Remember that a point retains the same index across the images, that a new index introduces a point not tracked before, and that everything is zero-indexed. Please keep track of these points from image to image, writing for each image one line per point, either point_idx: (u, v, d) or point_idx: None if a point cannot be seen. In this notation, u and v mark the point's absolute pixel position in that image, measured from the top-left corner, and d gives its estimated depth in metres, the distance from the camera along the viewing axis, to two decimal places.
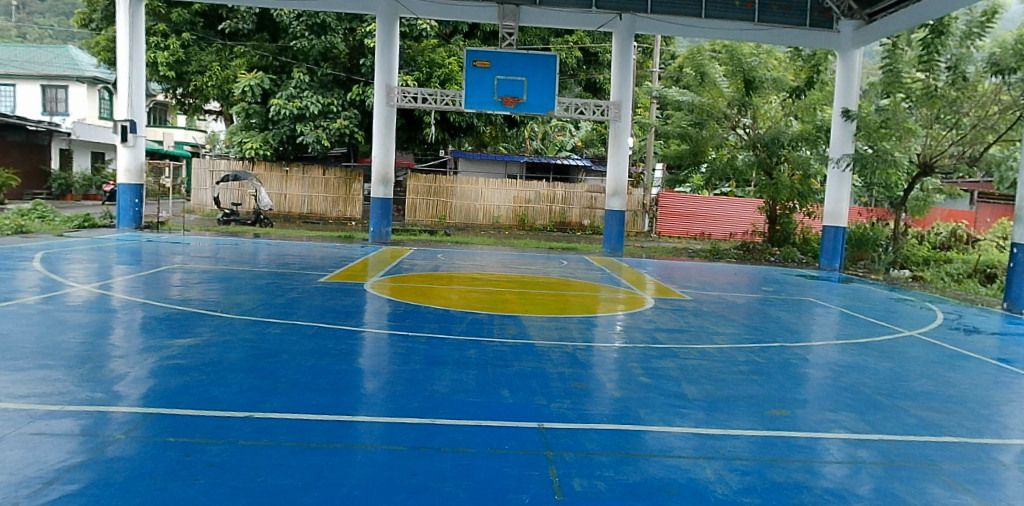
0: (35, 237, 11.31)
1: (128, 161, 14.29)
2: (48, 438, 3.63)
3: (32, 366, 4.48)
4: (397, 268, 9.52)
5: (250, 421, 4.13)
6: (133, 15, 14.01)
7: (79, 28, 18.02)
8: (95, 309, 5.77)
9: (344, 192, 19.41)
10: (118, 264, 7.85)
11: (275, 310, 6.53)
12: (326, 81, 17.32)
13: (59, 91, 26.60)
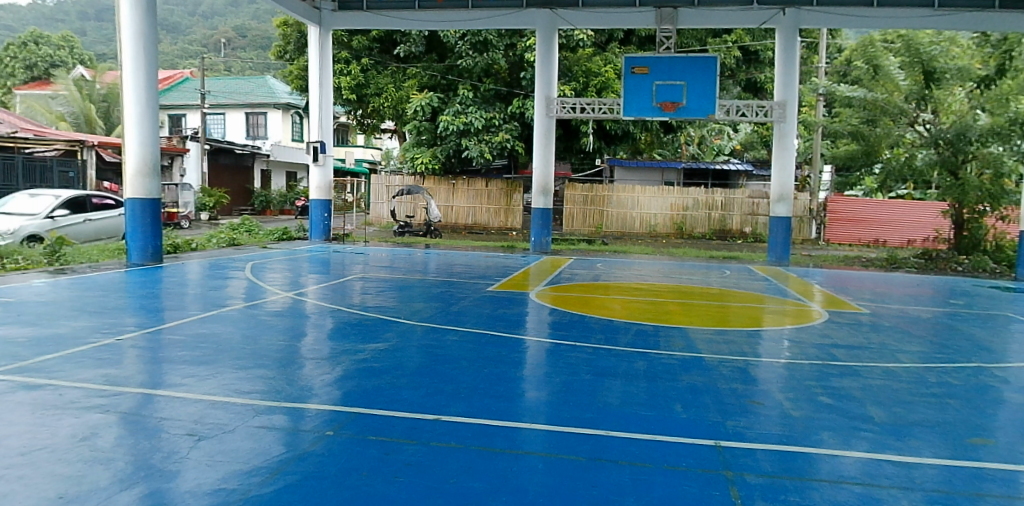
0: (245, 249, 12.72)
1: (319, 179, 15.61)
2: (269, 431, 4.01)
3: (251, 365, 4.98)
4: (558, 278, 9.58)
5: (438, 424, 4.32)
6: (321, 46, 15.31)
7: (275, 60, 19.93)
8: (296, 314, 6.33)
9: (505, 203, 19.90)
10: (312, 273, 8.58)
11: (449, 317, 6.80)
12: (488, 96, 17.92)
13: (260, 117, 29.67)
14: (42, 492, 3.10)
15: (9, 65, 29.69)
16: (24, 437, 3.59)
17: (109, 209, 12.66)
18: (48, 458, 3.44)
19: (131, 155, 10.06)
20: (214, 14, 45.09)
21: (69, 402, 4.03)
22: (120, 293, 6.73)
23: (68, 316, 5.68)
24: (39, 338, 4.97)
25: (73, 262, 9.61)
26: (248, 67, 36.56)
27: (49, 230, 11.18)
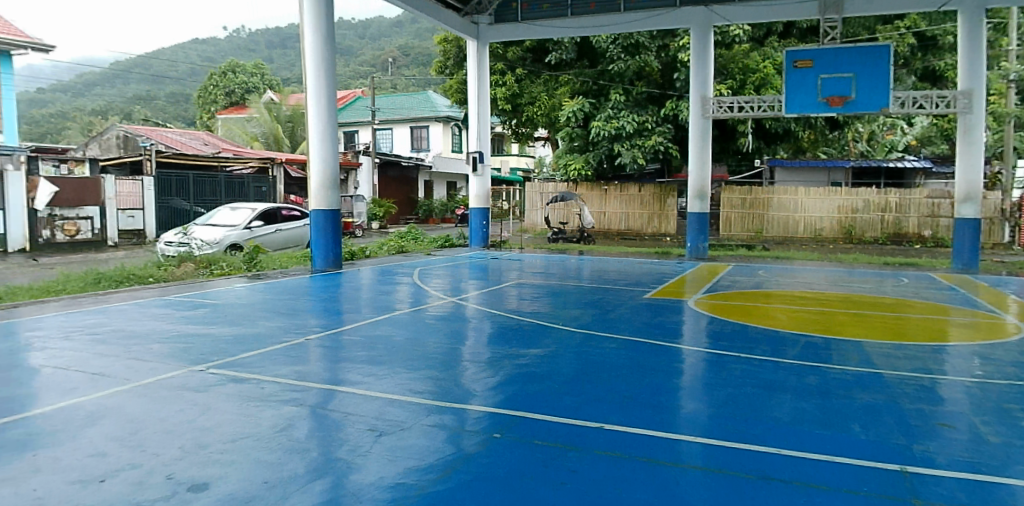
0: (414, 256, 13.45)
1: (477, 188, 16.10)
2: (441, 431, 4.13)
3: (422, 366, 5.19)
4: (715, 286, 9.18)
5: (599, 433, 4.24)
6: (479, 59, 15.90)
7: (436, 75, 20.67)
8: (459, 319, 6.56)
9: (659, 207, 19.12)
10: (472, 279, 8.83)
11: (606, 324, 6.75)
12: (640, 99, 17.40)
13: (423, 130, 31.53)
14: (251, 477, 3.37)
15: (212, 93, 33.90)
16: (234, 424, 3.92)
17: (295, 220, 13.80)
18: (253, 445, 3.73)
19: (317, 170, 10.71)
20: (381, 35, 48.71)
21: (269, 395, 4.38)
22: (305, 297, 7.31)
23: (264, 316, 6.25)
24: (243, 336, 5.50)
25: (265, 268, 10.46)
26: (411, 83, 38.99)
27: (247, 240, 12.38)
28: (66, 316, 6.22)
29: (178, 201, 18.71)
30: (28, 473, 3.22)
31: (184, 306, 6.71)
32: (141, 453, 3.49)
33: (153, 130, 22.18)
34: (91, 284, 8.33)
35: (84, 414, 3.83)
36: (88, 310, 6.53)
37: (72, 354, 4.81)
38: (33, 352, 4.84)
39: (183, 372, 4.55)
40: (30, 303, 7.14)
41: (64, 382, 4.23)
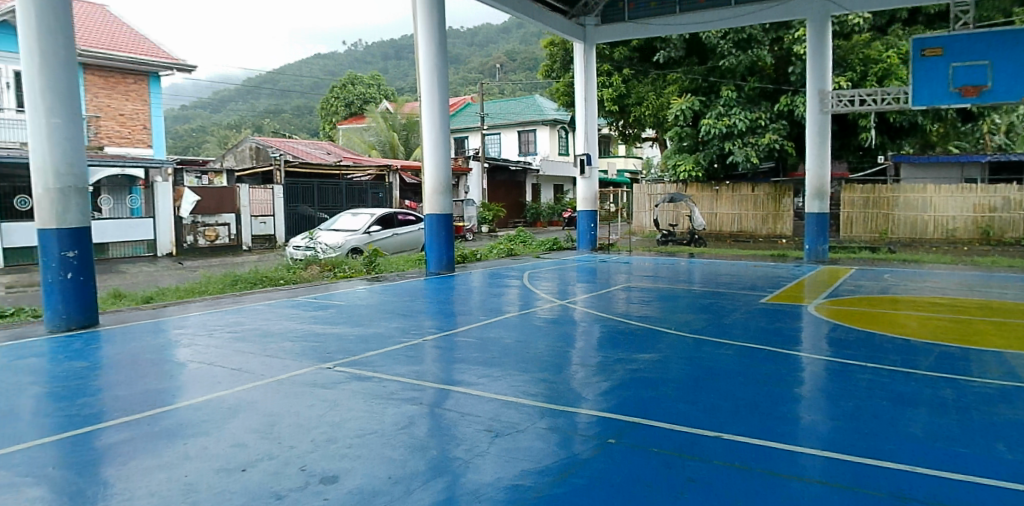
0: (523, 259, 13.54)
1: (585, 191, 15.89)
2: (555, 435, 4.11)
3: (535, 369, 5.21)
4: (836, 290, 8.67)
5: (717, 442, 4.07)
6: (586, 62, 15.71)
7: (543, 78, 20.87)
8: (568, 321, 6.56)
9: (774, 208, 18.23)
10: (579, 282, 8.78)
11: (720, 330, 6.53)
12: (753, 95, 16.64)
13: (531, 133, 31.97)
14: (376, 472, 3.48)
15: (333, 105, 35.48)
16: (360, 420, 4.07)
17: (410, 224, 14.37)
18: (377, 441, 3.85)
19: (430, 174, 10.84)
20: (488, 43, 49.91)
21: (391, 393, 4.52)
22: (421, 298, 7.56)
23: (383, 317, 6.51)
24: (365, 336, 5.75)
25: (384, 271, 10.87)
26: (518, 88, 39.67)
27: (366, 244, 12.96)
28: (208, 315, 6.76)
29: (304, 207, 20.15)
30: (179, 459, 3.46)
31: (309, 307, 7.12)
32: (278, 445, 3.68)
33: (281, 141, 23.71)
34: (229, 286, 9.04)
35: (227, 405, 4.09)
36: (228, 310, 7.09)
37: (216, 350, 5.20)
38: (183, 348, 5.28)
39: (312, 370, 4.80)
40: (177, 303, 7.82)
41: (209, 376, 4.57)
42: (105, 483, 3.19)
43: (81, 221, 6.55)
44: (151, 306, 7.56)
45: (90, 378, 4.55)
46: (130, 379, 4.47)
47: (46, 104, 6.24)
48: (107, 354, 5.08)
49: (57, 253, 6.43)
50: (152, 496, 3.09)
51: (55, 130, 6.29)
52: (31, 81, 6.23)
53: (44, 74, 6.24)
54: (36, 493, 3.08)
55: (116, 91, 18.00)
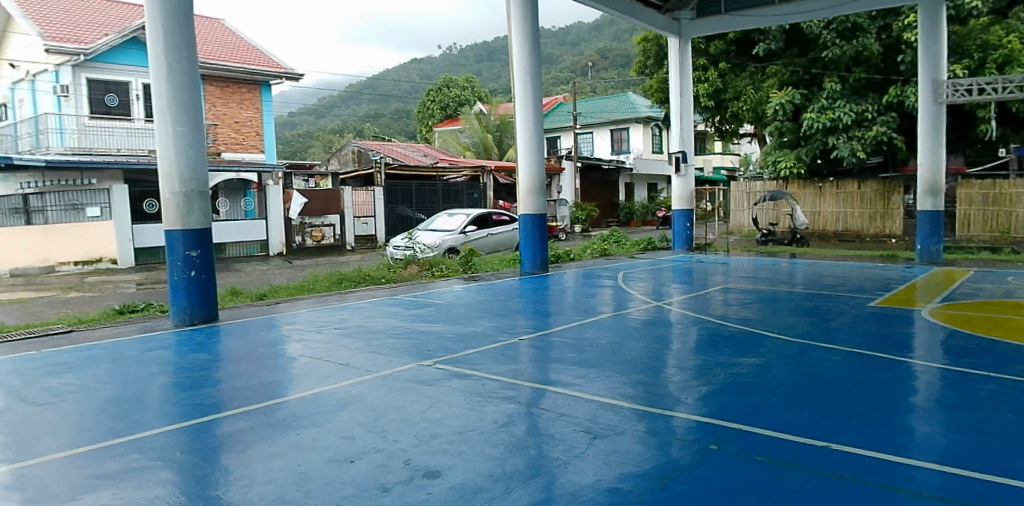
0: (616, 259, 13.35)
1: (679, 189, 15.54)
2: (654, 439, 3.98)
3: (632, 371, 5.10)
4: (955, 294, 8.05)
5: (827, 453, 3.79)
6: (681, 57, 15.18)
7: (636, 75, 20.66)
8: (665, 323, 6.42)
9: (883, 206, 17.03)
10: (675, 283, 8.58)
11: (826, 335, 6.19)
12: (858, 86, 15.79)
13: (623, 132, 31.75)
14: (477, 469, 3.50)
15: (430, 108, 36.58)
16: (460, 417, 4.10)
17: (505, 224, 14.55)
18: (478, 438, 3.87)
19: (523, 174, 10.89)
20: (580, 41, 49.93)
21: (490, 392, 4.55)
22: (516, 298, 7.62)
23: (480, 316, 6.61)
24: (462, 335, 5.83)
25: (479, 270, 11.05)
26: (611, 87, 39.46)
27: (462, 244, 13.20)
28: (315, 312, 7.09)
29: (403, 208, 20.73)
30: (293, 448, 3.60)
31: (409, 305, 7.34)
32: (383, 438, 3.76)
33: (381, 144, 24.61)
34: (335, 284, 9.43)
35: (335, 399, 4.24)
36: (333, 307, 7.42)
37: (324, 345, 5.43)
38: (296, 342, 5.55)
39: (413, 366, 4.90)
40: (287, 300, 8.26)
41: (318, 370, 4.75)
42: (226, 469, 3.37)
43: (203, 222, 7.01)
44: (264, 303, 8.02)
45: (212, 370, 4.84)
46: (246, 372, 4.72)
47: (171, 113, 6.71)
48: (225, 348, 5.40)
49: (181, 252, 6.91)
50: (268, 484, 3.23)
51: (180, 138, 6.76)
52: (160, 92, 6.71)
53: (170, 85, 6.70)
54: (165, 475, 3.29)
55: (232, 100, 19.30)
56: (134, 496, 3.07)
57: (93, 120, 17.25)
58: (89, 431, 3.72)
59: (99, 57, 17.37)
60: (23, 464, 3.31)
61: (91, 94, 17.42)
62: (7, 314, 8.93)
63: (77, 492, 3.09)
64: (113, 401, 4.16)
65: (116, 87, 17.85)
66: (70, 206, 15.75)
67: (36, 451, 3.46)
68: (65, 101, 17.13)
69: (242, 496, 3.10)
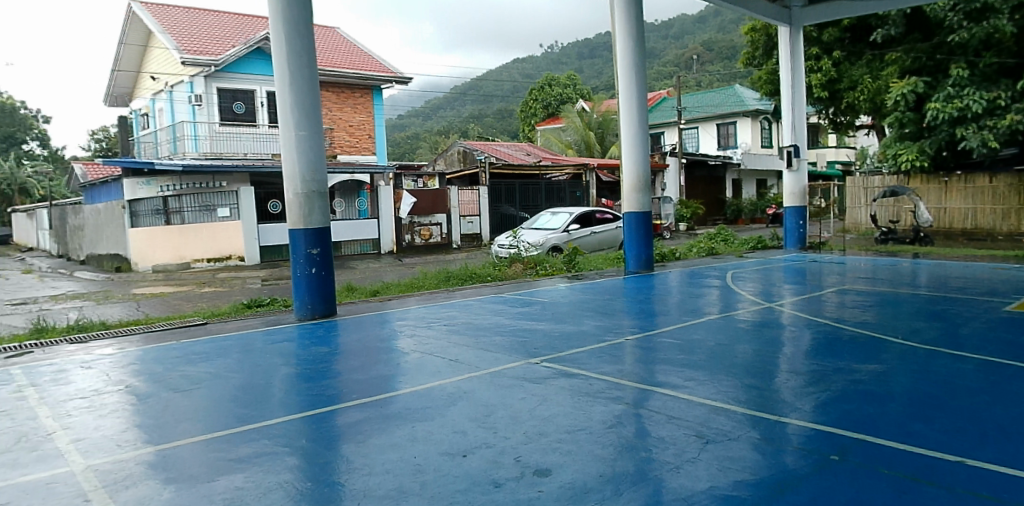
0: (724, 258, 12.95)
1: (791, 185, 14.85)
2: (769, 445, 3.76)
3: (743, 375, 4.88)
4: None
5: (964, 468, 3.40)
6: (793, 48, 14.37)
7: (744, 67, 19.95)
8: (778, 325, 6.13)
9: (1018, 201, 15.64)
10: (786, 284, 8.18)
11: (957, 342, 5.68)
12: (989, 72, 14.30)
13: (730, 126, 30.79)
14: (588, 469, 3.42)
15: (533, 107, 37.28)
16: (569, 416, 4.04)
17: (608, 222, 14.43)
18: (587, 438, 3.79)
19: (628, 171, 10.74)
20: (685, 33, 49.04)
21: (598, 391, 4.47)
22: (621, 297, 7.53)
23: (585, 315, 6.57)
24: (567, 333, 5.81)
25: (583, 269, 11.02)
26: (717, 80, 38.34)
27: (566, 242, 13.19)
28: (424, 308, 7.29)
29: (507, 207, 21.34)
30: (408, 441, 3.68)
31: (515, 303, 7.40)
32: (494, 434, 3.77)
33: (486, 144, 25.05)
34: (443, 281, 9.70)
35: (446, 394, 4.31)
36: (441, 304, 7.61)
37: (434, 341, 5.56)
38: (409, 338, 5.71)
39: (521, 364, 4.92)
40: (397, 297, 8.55)
41: (430, 366, 4.86)
42: (345, 458, 3.49)
43: (322, 222, 7.36)
44: (378, 299, 8.34)
45: (331, 363, 5.06)
46: (362, 365, 4.90)
47: (294, 119, 7.08)
48: (343, 342, 5.64)
49: (303, 250, 7.30)
50: (386, 475, 3.32)
51: (303, 141, 7.13)
52: (285, 98, 7.10)
53: (294, 91, 7.08)
54: (291, 462, 3.45)
55: (346, 105, 20.33)
56: (263, 481, 3.24)
57: (223, 126, 18.65)
58: (222, 417, 3.97)
59: (225, 68, 18.62)
60: (167, 446, 3.57)
61: (220, 103, 18.75)
62: (153, 306, 9.79)
63: (214, 473, 3.30)
64: (243, 389, 4.42)
65: (243, 95, 19.11)
66: (204, 207, 16.96)
67: (177, 434, 3.73)
68: (199, 109, 18.53)
69: (363, 485, 3.20)
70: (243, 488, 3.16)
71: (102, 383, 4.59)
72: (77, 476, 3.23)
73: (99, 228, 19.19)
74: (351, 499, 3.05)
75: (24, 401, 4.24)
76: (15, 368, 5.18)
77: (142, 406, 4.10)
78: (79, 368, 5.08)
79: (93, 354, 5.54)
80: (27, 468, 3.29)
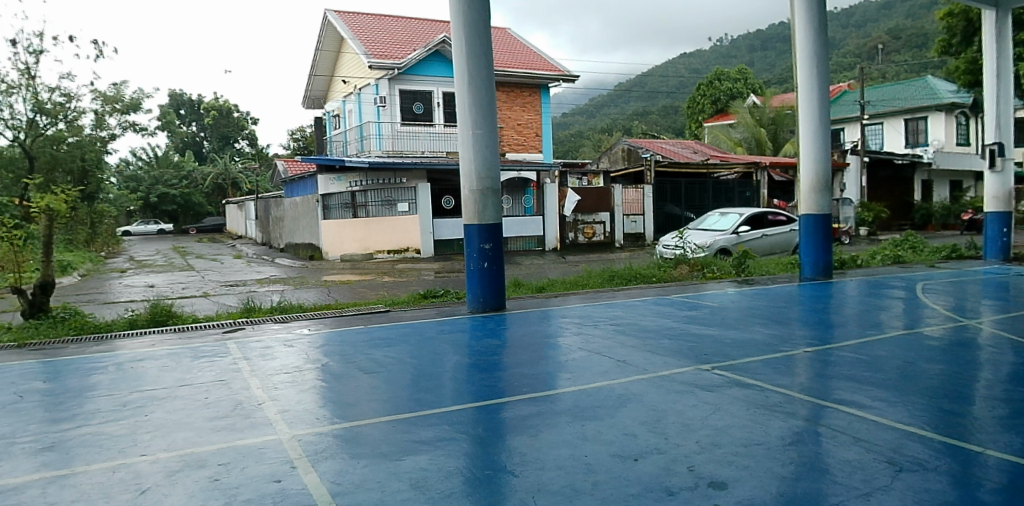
0: (913, 267, 11.91)
1: (994, 188, 13.20)
2: (974, 477, 3.22)
3: (937, 398, 4.33)
4: None
5: None
6: (997, 35, 12.76)
7: (938, 55, 18.20)
8: (978, 347, 5.44)
9: None
10: (985, 300, 7.26)
11: None
12: None
13: (921, 122, 28.38)
14: (767, 485, 3.11)
15: (700, 103, 37.21)
16: (743, 429, 3.78)
17: (781, 224, 13.78)
18: (764, 453, 3.48)
19: (806, 169, 10.12)
20: (870, 21, 45.64)
21: (773, 404, 4.18)
22: (795, 306, 7.12)
23: (758, 323, 6.29)
24: (740, 342, 5.57)
25: (754, 274, 10.51)
26: (902, 71, 35.20)
27: (735, 245, 12.74)
28: (586, 308, 7.31)
29: (672, 206, 21.21)
30: (580, 439, 3.65)
31: (681, 307, 7.27)
32: (665, 440, 3.62)
33: (651, 143, 25.62)
34: (607, 280, 9.73)
35: (616, 395, 4.27)
36: (603, 304, 7.61)
37: (603, 341, 5.59)
38: (576, 337, 5.77)
39: (691, 370, 4.78)
40: (560, 295, 8.66)
41: (598, 365, 4.87)
42: (518, 450, 3.54)
43: (495, 218, 7.60)
44: (542, 296, 8.50)
45: (503, 357, 5.20)
46: (531, 360, 5.00)
47: (472, 117, 7.37)
48: (513, 336, 5.83)
49: (477, 245, 7.60)
50: (558, 471, 3.30)
51: (478, 140, 7.40)
52: (463, 97, 7.40)
53: (471, 91, 7.35)
54: (467, 449, 3.56)
55: (515, 104, 21.41)
56: (445, 464, 3.37)
57: (403, 126, 19.86)
58: (401, 401, 4.19)
59: (406, 70, 19.85)
60: (353, 425, 3.82)
61: (401, 104, 20.02)
62: (341, 292, 10.72)
63: (399, 454, 3.49)
64: (422, 376, 4.66)
65: (422, 96, 20.34)
66: (386, 201, 18.21)
67: (360, 415, 3.97)
68: (383, 110, 19.87)
69: (537, 479, 3.20)
70: (427, 469, 3.31)
71: (301, 361, 5.05)
72: (284, 445, 3.55)
73: (296, 219, 21.28)
74: (525, 490, 3.07)
75: (240, 373, 4.78)
76: (233, 342, 5.88)
77: (332, 386, 4.43)
78: (283, 345, 5.65)
79: (294, 333, 6.18)
80: (244, 433, 3.67)
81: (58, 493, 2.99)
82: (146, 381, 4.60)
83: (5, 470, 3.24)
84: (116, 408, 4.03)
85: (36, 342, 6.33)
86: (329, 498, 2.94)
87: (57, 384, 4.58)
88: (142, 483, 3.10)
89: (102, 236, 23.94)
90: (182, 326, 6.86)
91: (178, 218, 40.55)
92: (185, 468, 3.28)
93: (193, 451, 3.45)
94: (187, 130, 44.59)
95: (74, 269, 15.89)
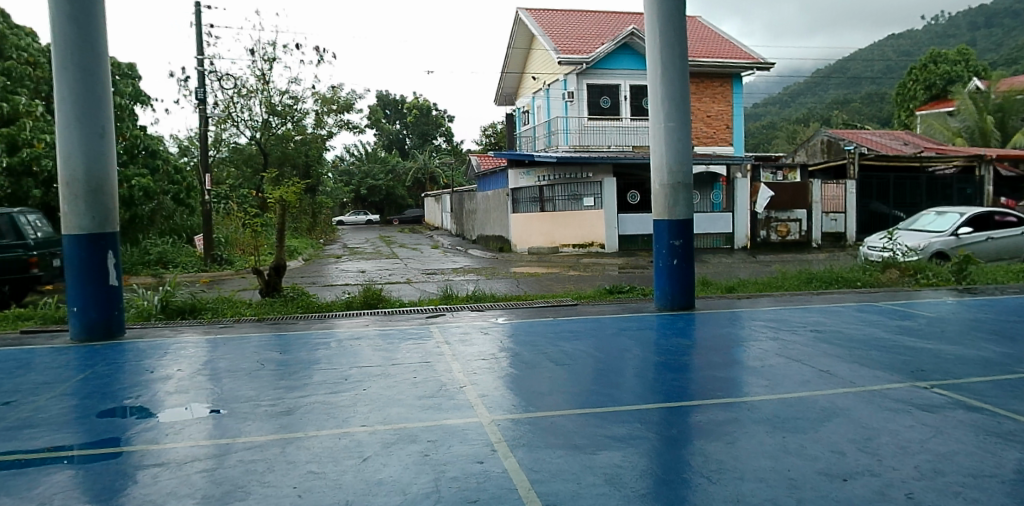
0: None
1: None
2: None
3: None
4: None
5: None
6: None
7: None
8: None
9: None
10: None
11: None
12: None
13: None
14: None
15: (912, 90, 34.71)
16: (971, 457, 3.34)
17: (1010, 226, 12.20)
18: (999, 485, 3.01)
19: None
20: None
21: (1006, 432, 3.67)
22: None
23: (987, 340, 5.61)
24: (965, 359, 5.01)
25: (977, 282, 9.43)
26: None
27: (954, 248, 11.47)
28: (778, 312, 6.97)
29: (878, 204, 19.63)
30: (781, 450, 3.47)
31: (891, 315, 6.72)
32: (878, 461, 3.31)
33: (853, 133, 23.86)
34: (804, 283, 9.18)
35: (820, 408, 4.03)
36: (798, 309, 7.21)
37: (805, 349, 5.34)
38: (773, 343, 5.55)
39: (905, 387, 4.38)
40: (751, 296, 8.33)
41: (798, 375, 4.64)
42: (713, 456, 3.41)
43: (686, 214, 7.44)
44: (731, 296, 8.25)
45: (693, 359, 5.14)
46: (727, 364, 4.88)
47: (664, 109, 7.24)
48: (703, 336, 5.75)
49: (666, 241, 7.50)
50: (761, 481, 3.10)
51: (670, 133, 7.26)
52: (656, 90, 7.30)
53: (665, 82, 7.22)
54: (660, 449, 3.51)
55: (705, 95, 20.89)
56: (638, 463, 3.33)
57: (590, 121, 20.09)
58: (595, 394, 4.27)
59: (596, 64, 19.98)
60: (547, 414, 3.95)
61: (589, 98, 20.24)
62: (528, 284, 11.12)
63: (593, 447, 3.52)
64: (616, 372, 4.72)
65: (609, 90, 20.39)
66: (573, 196, 18.43)
67: (553, 406, 4.09)
68: (571, 104, 20.20)
69: (736, 486, 3.05)
70: (622, 466, 3.29)
71: (496, 349, 5.33)
72: (485, 428, 3.75)
73: (487, 211, 22.44)
74: (723, 496, 2.94)
75: (443, 356, 5.15)
76: (436, 326, 6.36)
77: (527, 375, 4.63)
78: (480, 332, 6.02)
79: (490, 321, 6.56)
80: (447, 413, 3.94)
81: (294, 453, 3.39)
82: (362, 357, 5.11)
83: (251, 428, 3.73)
84: (341, 380, 4.53)
85: (272, 317, 7.29)
86: (528, 485, 3.02)
87: (290, 355, 5.24)
88: (363, 451, 3.43)
89: (322, 225, 26.84)
90: (390, 309, 7.49)
91: (384, 209, 44.18)
92: (399, 441, 3.57)
93: (406, 426, 3.75)
94: (393, 128, 48.34)
95: (299, 254, 18.00)
